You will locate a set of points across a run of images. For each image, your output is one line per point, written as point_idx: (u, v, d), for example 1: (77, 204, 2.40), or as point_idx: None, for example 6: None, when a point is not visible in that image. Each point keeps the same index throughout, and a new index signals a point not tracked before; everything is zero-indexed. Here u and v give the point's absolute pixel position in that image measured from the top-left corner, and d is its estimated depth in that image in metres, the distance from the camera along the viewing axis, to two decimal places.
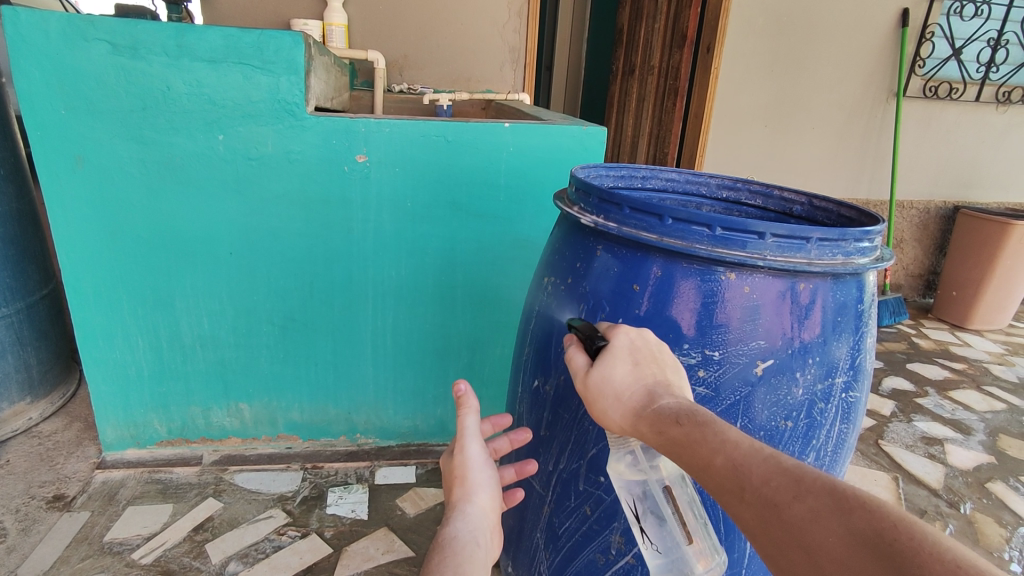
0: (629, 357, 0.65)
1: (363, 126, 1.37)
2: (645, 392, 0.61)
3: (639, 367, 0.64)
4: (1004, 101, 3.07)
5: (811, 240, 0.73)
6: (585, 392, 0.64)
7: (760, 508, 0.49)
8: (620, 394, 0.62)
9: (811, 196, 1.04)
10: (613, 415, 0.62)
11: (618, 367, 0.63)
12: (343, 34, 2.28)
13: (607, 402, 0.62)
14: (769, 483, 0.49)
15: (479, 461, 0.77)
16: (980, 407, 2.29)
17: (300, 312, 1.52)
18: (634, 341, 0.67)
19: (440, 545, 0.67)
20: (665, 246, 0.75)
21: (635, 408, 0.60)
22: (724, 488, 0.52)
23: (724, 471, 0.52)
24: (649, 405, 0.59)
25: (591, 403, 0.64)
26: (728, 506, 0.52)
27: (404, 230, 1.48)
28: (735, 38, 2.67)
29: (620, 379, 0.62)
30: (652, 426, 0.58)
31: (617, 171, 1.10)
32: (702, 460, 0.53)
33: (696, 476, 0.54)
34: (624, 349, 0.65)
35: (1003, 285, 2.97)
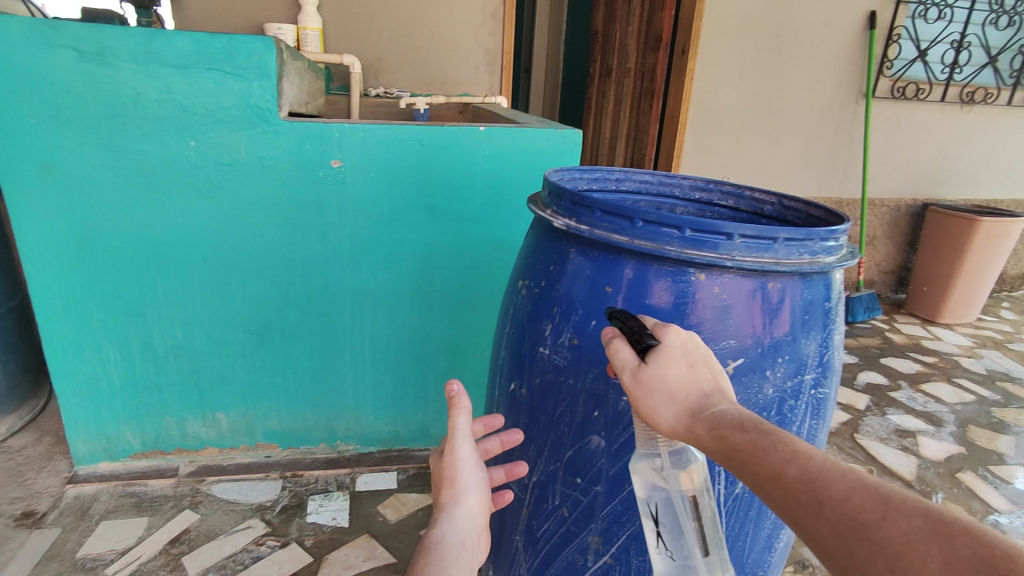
0: (685, 360, 0.61)
1: (337, 130, 1.36)
2: (700, 397, 0.59)
3: (694, 369, 0.61)
4: (968, 101, 3.16)
5: (778, 240, 0.75)
6: (634, 390, 0.61)
7: (841, 526, 0.46)
8: (675, 394, 0.59)
9: (781, 196, 1.05)
10: (665, 415, 0.59)
11: (674, 369, 0.60)
12: (318, 38, 2.26)
13: (660, 401, 0.59)
14: (852, 500, 0.46)
15: (470, 464, 0.76)
16: (951, 399, 2.35)
17: (277, 319, 1.51)
18: (686, 342, 0.63)
19: (425, 548, 0.67)
20: (635, 248, 0.76)
21: (692, 409, 0.58)
22: (798, 501, 0.49)
23: (797, 484, 0.49)
24: (704, 410, 0.57)
25: (641, 401, 0.60)
26: (802, 522, 0.48)
27: (381, 234, 1.48)
28: (710, 39, 2.71)
29: (676, 381, 0.59)
30: (713, 432, 0.55)
31: (590, 174, 1.11)
32: (772, 469, 0.51)
33: (764, 486, 0.51)
34: (677, 351, 0.61)
35: (972, 280, 3.05)
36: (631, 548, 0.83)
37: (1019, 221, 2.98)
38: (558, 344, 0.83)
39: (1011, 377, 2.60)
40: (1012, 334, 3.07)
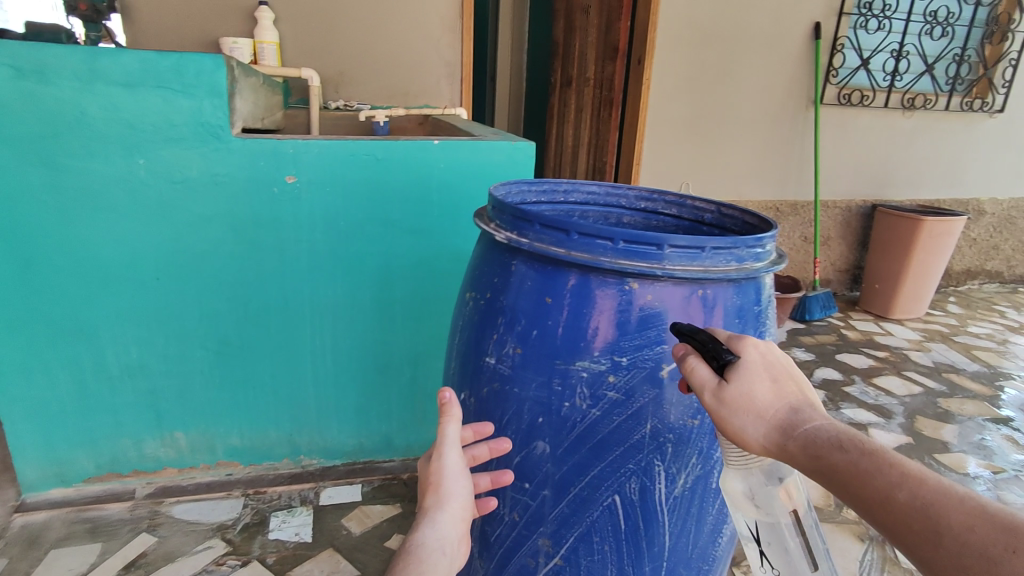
0: (767, 375, 0.63)
1: (291, 146, 1.37)
2: (790, 412, 0.60)
3: (779, 384, 0.62)
4: (909, 107, 3.32)
5: (705, 249, 0.79)
6: (716, 408, 0.63)
7: (964, 558, 0.46)
8: (762, 412, 0.61)
9: (719, 204, 1.10)
10: (753, 434, 0.61)
11: (758, 386, 0.62)
12: (274, 51, 2.27)
13: (747, 419, 0.61)
14: (974, 531, 0.46)
15: (455, 470, 0.73)
16: (900, 392, 2.45)
17: (235, 336, 1.50)
18: (765, 356, 0.64)
19: (405, 550, 0.65)
20: (572, 259, 0.79)
21: (782, 426, 0.59)
22: (911, 527, 0.49)
23: (909, 509, 0.50)
24: (794, 426, 0.59)
25: (726, 419, 0.63)
26: (916, 549, 0.49)
27: (339, 248, 1.49)
28: (664, 50, 2.79)
29: (762, 398, 0.62)
30: (807, 450, 0.57)
31: (538, 187, 1.15)
32: (881, 493, 0.51)
33: (872, 509, 0.52)
34: (757, 366, 0.63)
35: (919, 277, 3.19)
36: (579, 549, 0.86)
37: (960, 220, 3.14)
38: (503, 354, 0.86)
39: (956, 369, 2.73)
40: (958, 328, 3.22)
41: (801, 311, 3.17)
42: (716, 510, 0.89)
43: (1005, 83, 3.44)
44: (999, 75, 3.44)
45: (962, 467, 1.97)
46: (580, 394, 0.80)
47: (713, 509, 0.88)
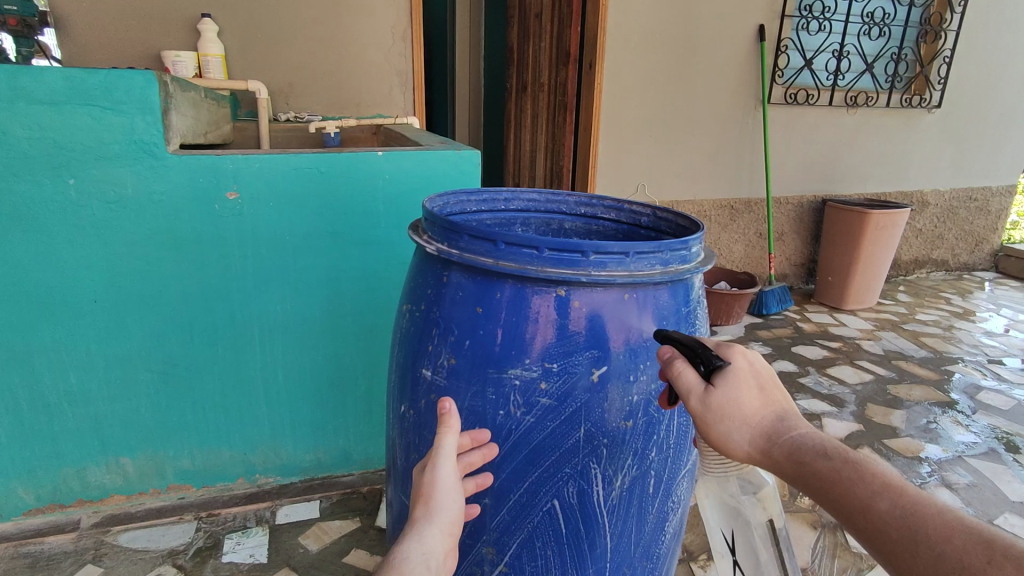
0: (755, 383, 0.67)
1: (231, 162, 1.35)
2: (772, 420, 0.65)
3: (765, 392, 0.67)
4: (853, 105, 3.45)
5: (629, 253, 0.80)
6: (702, 413, 0.67)
7: (940, 565, 0.51)
8: (748, 419, 0.66)
9: (654, 208, 1.13)
10: (738, 440, 0.66)
11: (745, 393, 0.66)
12: (220, 65, 2.23)
13: (732, 425, 0.66)
14: (951, 541, 0.51)
15: (448, 483, 0.70)
16: (852, 381, 2.54)
17: (180, 356, 1.47)
18: (751, 363, 0.68)
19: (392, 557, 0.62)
20: (499, 269, 0.80)
21: (768, 433, 0.64)
22: (892, 534, 0.54)
23: (891, 518, 0.55)
24: (778, 433, 0.64)
25: (712, 424, 0.67)
26: (895, 557, 0.54)
27: (286, 263, 1.47)
28: (614, 55, 2.84)
29: (749, 405, 0.66)
30: (791, 457, 0.62)
31: (478, 196, 1.16)
32: (864, 503, 0.56)
33: (856, 516, 0.57)
34: (745, 373, 0.67)
35: (868, 268, 3.31)
36: (522, 555, 0.87)
37: (904, 212, 3.27)
38: (438, 365, 0.86)
39: (905, 356, 2.83)
40: (907, 315, 3.35)
41: (758, 306, 3.25)
42: (656, 508, 0.90)
43: (941, 80, 3.60)
44: (935, 71, 3.60)
45: (910, 450, 2.04)
46: (513, 402, 0.81)
47: (652, 508, 0.90)
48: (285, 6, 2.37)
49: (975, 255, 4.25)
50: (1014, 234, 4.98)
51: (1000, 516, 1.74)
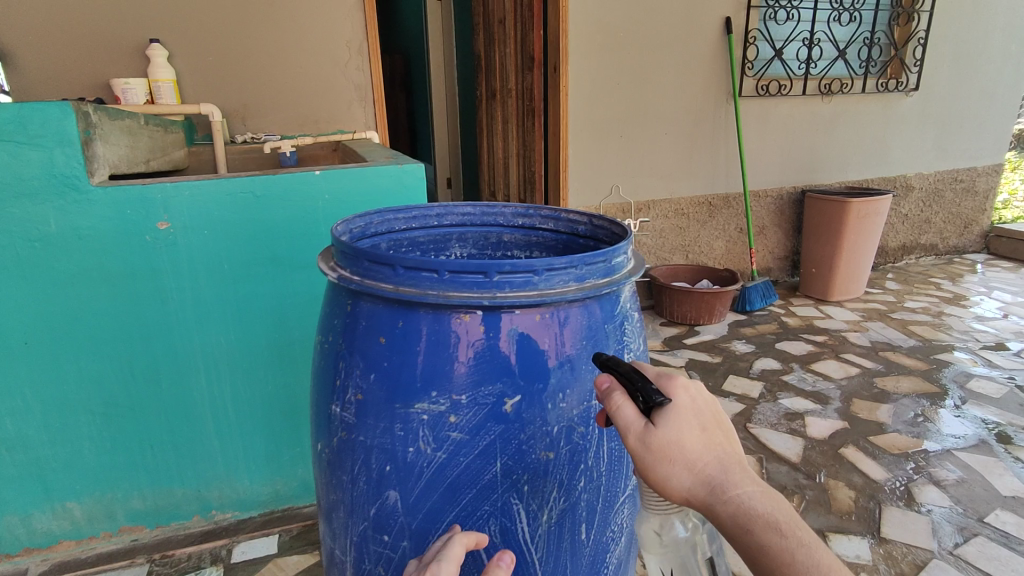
0: (698, 422, 0.61)
1: (159, 191, 1.30)
2: (718, 468, 0.60)
3: (708, 433, 0.61)
4: (827, 92, 3.40)
5: (536, 271, 0.74)
6: (644, 452, 0.61)
7: None
8: (691, 464, 0.60)
9: (590, 216, 1.06)
10: (679, 484, 0.60)
11: (688, 436, 0.60)
12: (172, 89, 2.20)
13: (673, 469, 0.60)
14: None
15: None
16: (837, 375, 2.48)
17: (122, 394, 1.41)
18: (694, 400, 0.63)
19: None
20: (399, 295, 0.75)
21: (711, 483, 0.59)
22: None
23: None
24: (723, 488, 0.59)
25: (652, 465, 0.61)
26: None
27: (225, 292, 1.42)
28: (579, 55, 2.78)
29: (691, 449, 0.60)
30: (735, 518, 0.57)
31: (407, 213, 1.11)
32: None
33: None
34: (686, 412, 0.62)
35: (851, 257, 3.27)
36: None
37: (884, 199, 3.22)
38: (346, 401, 0.81)
39: (893, 346, 2.77)
40: (896, 304, 3.29)
41: (742, 302, 3.19)
42: (592, 540, 0.84)
43: (917, 62, 3.56)
44: (910, 54, 3.55)
45: (897, 447, 1.97)
46: (423, 438, 0.75)
47: (588, 537, 0.84)
48: (236, 25, 2.32)
49: (965, 237, 4.18)
50: (1006, 213, 4.91)
51: (991, 514, 1.66)
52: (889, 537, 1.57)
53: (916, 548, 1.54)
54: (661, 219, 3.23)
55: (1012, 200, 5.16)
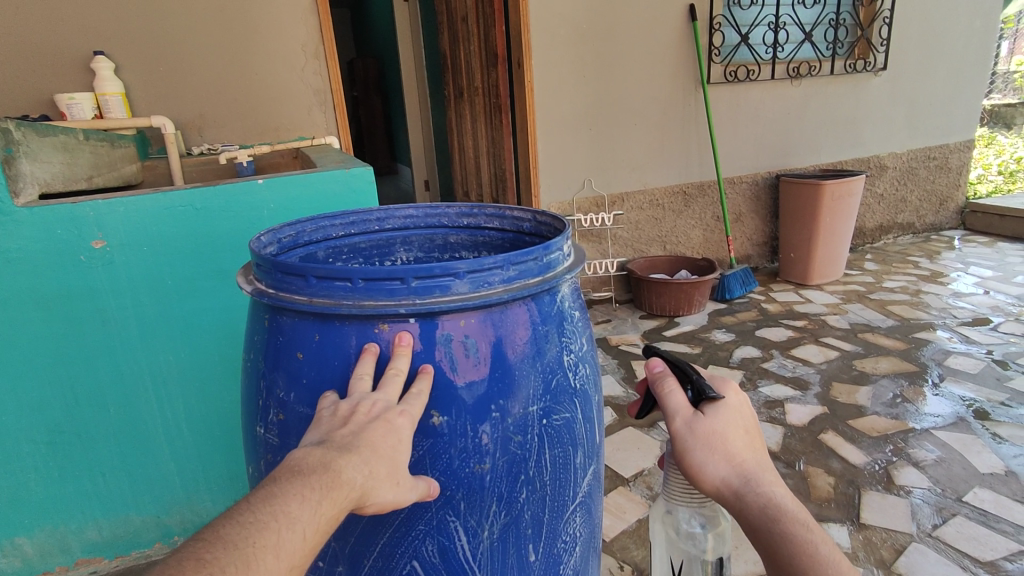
0: (743, 423, 0.64)
1: (91, 209, 1.24)
2: (755, 467, 0.61)
3: (751, 436, 0.63)
4: (796, 76, 3.38)
5: (459, 273, 0.69)
6: (686, 436, 0.64)
7: None
8: (731, 456, 0.61)
9: (534, 212, 1.02)
10: (713, 470, 0.61)
11: (733, 430, 0.63)
12: (121, 102, 2.12)
13: (712, 456, 0.61)
14: None
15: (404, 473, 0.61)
16: (817, 360, 2.45)
17: (67, 423, 1.35)
18: (744, 405, 0.66)
19: (241, 521, 0.48)
20: (313, 307, 0.70)
21: (747, 477, 0.59)
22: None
23: None
24: (757, 482, 0.59)
25: (691, 450, 0.63)
26: None
27: (170, 310, 1.37)
28: (542, 49, 2.74)
29: (734, 443, 0.62)
30: (765, 511, 0.57)
31: (344, 219, 1.06)
32: None
33: None
34: (735, 410, 0.65)
35: (828, 240, 3.26)
36: None
37: (858, 179, 3.21)
38: (269, 423, 0.77)
39: (872, 327, 2.75)
40: (874, 284, 3.28)
41: (721, 291, 3.16)
42: (541, 553, 0.80)
43: (883, 42, 3.55)
44: (876, 33, 3.54)
45: (877, 429, 1.95)
46: None
47: (535, 552, 0.80)
48: (185, 32, 2.26)
49: (941, 214, 4.18)
50: (980, 188, 4.92)
51: (970, 493, 1.64)
52: (868, 523, 1.54)
53: (895, 532, 1.51)
54: (636, 211, 3.19)
55: (986, 174, 5.17)
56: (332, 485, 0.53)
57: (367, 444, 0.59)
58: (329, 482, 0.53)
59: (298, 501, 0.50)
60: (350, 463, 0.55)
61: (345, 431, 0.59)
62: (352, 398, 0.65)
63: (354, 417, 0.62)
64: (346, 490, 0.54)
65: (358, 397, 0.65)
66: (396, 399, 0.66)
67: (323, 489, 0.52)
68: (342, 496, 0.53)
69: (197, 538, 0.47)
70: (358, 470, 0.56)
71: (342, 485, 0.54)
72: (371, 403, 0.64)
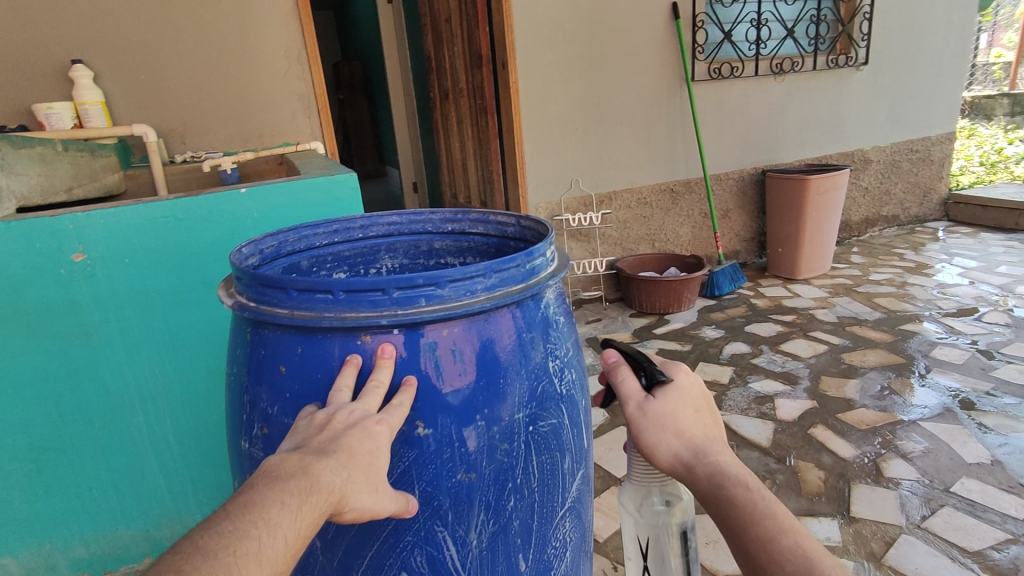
0: (692, 402, 0.66)
1: (70, 222, 1.22)
2: (704, 439, 0.64)
3: (699, 412, 0.66)
4: (779, 72, 3.40)
5: (440, 283, 0.69)
6: (638, 419, 0.66)
7: None
8: (680, 431, 0.64)
9: (518, 216, 1.01)
10: (665, 448, 0.64)
11: (682, 408, 0.66)
12: (101, 111, 2.09)
13: (663, 434, 0.64)
14: None
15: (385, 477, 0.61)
16: (806, 354, 2.47)
17: (52, 439, 1.33)
18: (693, 384, 0.68)
19: (218, 530, 0.47)
20: (295, 320, 0.70)
21: (695, 449, 0.63)
22: (789, 568, 0.54)
23: (791, 559, 0.54)
24: (706, 453, 0.62)
25: (645, 431, 0.66)
26: None
27: (155, 322, 1.35)
28: (526, 49, 2.73)
29: (683, 419, 0.65)
30: (711, 478, 0.60)
31: (327, 227, 1.05)
32: (769, 538, 0.55)
33: (759, 548, 0.56)
34: (684, 392, 0.67)
35: (815, 234, 3.28)
36: None
37: (843, 173, 3.23)
38: (253, 437, 0.76)
39: (859, 320, 2.78)
40: (861, 277, 3.31)
41: (710, 288, 3.18)
42: (530, 559, 0.80)
43: (864, 36, 3.59)
44: (857, 28, 3.58)
45: (865, 422, 1.97)
46: None
47: (524, 559, 0.80)
48: (165, 39, 2.24)
49: (925, 206, 4.23)
50: (963, 179, 4.97)
51: (957, 483, 1.66)
52: (859, 515, 1.56)
53: (885, 525, 1.52)
54: (624, 209, 3.20)
55: (968, 165, 5.23)
56: (310, 490, 0.53)
57: (345, 450, 0.58)
58: (308, 486, 0.53)
59: (277, 508, 0.50)
60: (328, 467, 0.55)
61: (323, 437, 0.59)
62: (330, 407, 0.65)
63: (332, 424, 0.61)
64: (325, 494, 0.54)
65: (337, 407, 0.65)
66: (376, 408, 0.66)
67: (302, 494, 0.52)
68: (322, 500, 0.53)
69: (173, 551, 0.46)
70: (336, 474, 0.55)
71: (321, 489, 0.53)
72: (350, 411, 0.64)
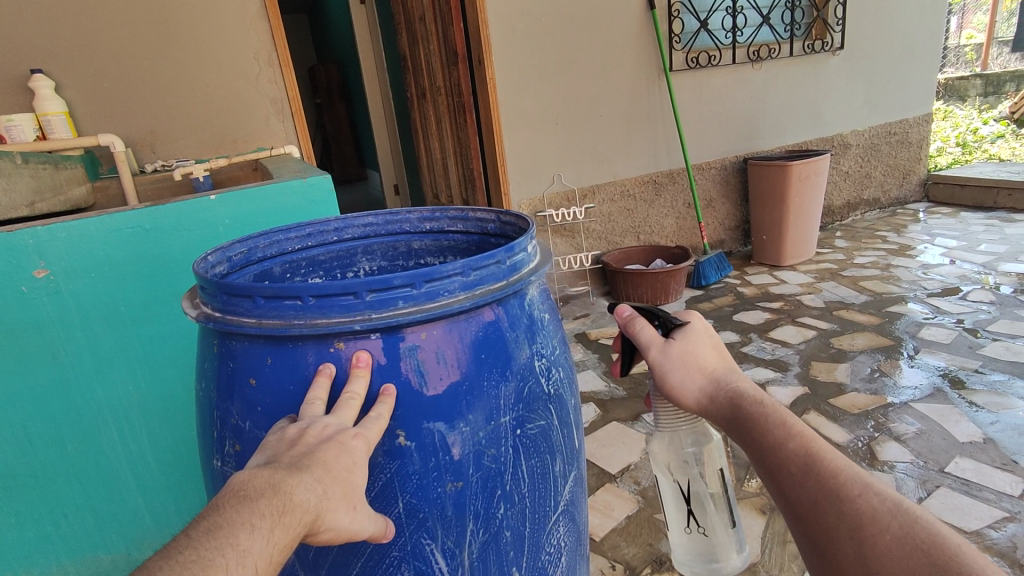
0: (710, 341, 0.74)
1: (29, 237, 1.16)
2: (725, 371, 0.71)
3: (718, 350, 0.73)
4: (756, 59, 3.40)
5: (416, 284, 0.65)
6: (660, 361, 0.72)
7: (824, 500, 0.55)
8: (702, 367, 0.71)
9: (498, 212, 0.98)
10: (690, 384, 0.70)
11: (702, 347, 0.73)
12: (65, 121, 2.02)
13: (686, 371, 0.71)
14: (838, 476, 0.56)
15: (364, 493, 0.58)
16: (795, 340, 2.47)
17: (21, 466, 1.27)
18: (707, 326, 0.75)
19: (181, 561, 0.43)
20: (263, 330, 0.66)
21: (717, 380, 0.69)
22: (792, 469, 0.58)
23: (796, 458, 0.58)
24: (727, 381, 0.69)
25: (669, 372, 0.72)
26: (786, 491, 0.58)
27: (127, 338, 1.30)
28: (502, 44, 2.70)
29: (704, 356, 0.72)
30: (731, 401, 0.66)
31: (299, 231, 1.01)
32: (776, 443, 0.60)
33: (767, 454, 0.60)
34: (700, 332, 0.74)
35: (798, 219, 3.29)
36: None
37: (823, 158, 3.24)
38: (225, 455, 0.72)
39: (846, 304, 2.78)
40: (845, 261, 3.32)
41: (697, 278, 3.16)
42: (525, 567, 0.77)
43: (839, 21, 3.60)
44: (832, 13, 3.59)
45: (857, 406, 1.96)
46: None
47: (518, 568, 0.76)
48: (129, 44, 2.17)
49: (904, 188, 4.26)
50: (940, 160, 5.02)
51: (951, 463, 1.66)
52: None
53: None
54: (608, 202, 3.18)
55: (945, 146, 5.28)
56: (284, 510, 0.49)
57: (319, 465, 0.54)
58: (281, 506, 0.49)
59: (247, 531, 0.46)
60: (301, 483, 0.51)
61: (294, 452, 0.55)
62: (302, 421, 0.60)
63: (305, 439, 0.57)
64: (299, 514, 0.50)
65: (309, 421, 0.61)
66: (351, 422, 0.62)
67: (274, 516, 0.48)
68: (296, 520, 0.49)
69: None
70: (310, 491, 0.52)
71: (295, 508, 0.50)
72: (323, 426, 0.60)
